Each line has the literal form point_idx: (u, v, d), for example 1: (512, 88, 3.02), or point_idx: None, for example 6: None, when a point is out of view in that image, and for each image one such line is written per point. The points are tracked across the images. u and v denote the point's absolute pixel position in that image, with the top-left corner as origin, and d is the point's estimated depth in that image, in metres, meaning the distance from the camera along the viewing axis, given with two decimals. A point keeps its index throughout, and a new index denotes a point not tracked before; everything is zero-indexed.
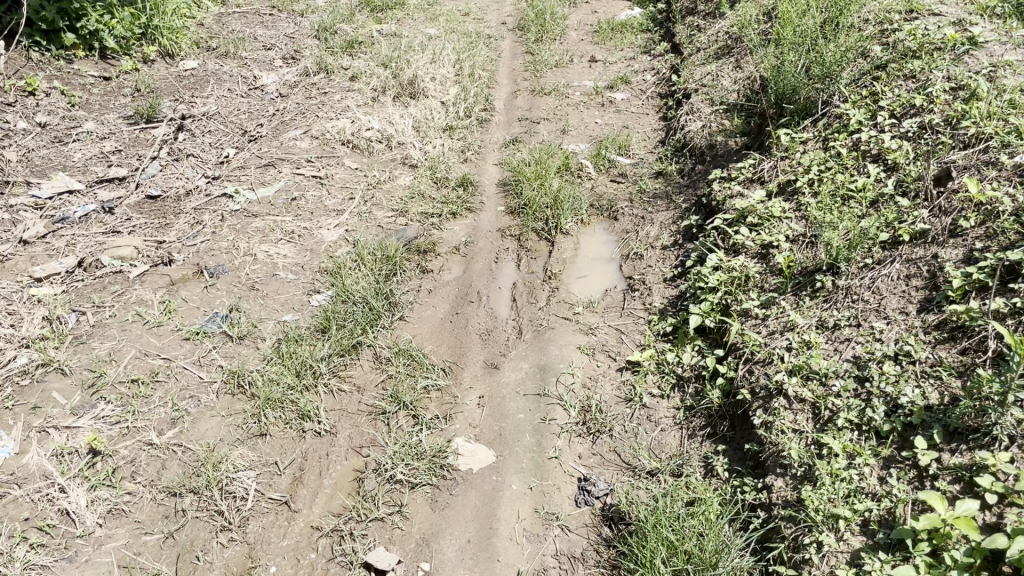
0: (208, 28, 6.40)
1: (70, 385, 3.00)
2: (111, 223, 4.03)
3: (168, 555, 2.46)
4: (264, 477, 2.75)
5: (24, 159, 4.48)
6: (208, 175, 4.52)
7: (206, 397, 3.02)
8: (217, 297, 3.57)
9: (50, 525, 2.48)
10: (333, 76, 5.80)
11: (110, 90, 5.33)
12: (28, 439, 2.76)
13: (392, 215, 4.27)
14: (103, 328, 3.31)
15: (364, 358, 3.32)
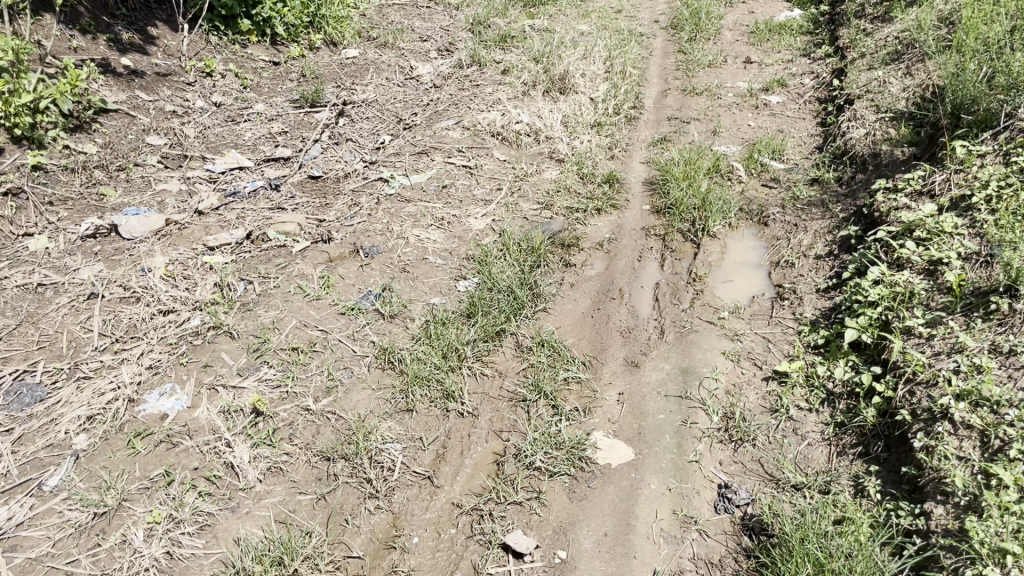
0: (369, 18, 6.66)
1: (237, 348, 3.23)
2: (277, 200, 4.28)
3: (320, 516, 2.60)
4: (409, 451, 2.86)
5: (201, 136, 4.83)
6: (366, 159, 4.72)
7: (358, 369, 3.17)
8: (371, 276, 3.73)
9: (216, 476, 2.67)
10: (485, 69, 5.93)
11: (278, 74, 5.65)
12: (199, 395, 2.99)
13: (537, 208, 4.32)
14: (267, 297, 3.53)
15: (506, 345, 3.39)
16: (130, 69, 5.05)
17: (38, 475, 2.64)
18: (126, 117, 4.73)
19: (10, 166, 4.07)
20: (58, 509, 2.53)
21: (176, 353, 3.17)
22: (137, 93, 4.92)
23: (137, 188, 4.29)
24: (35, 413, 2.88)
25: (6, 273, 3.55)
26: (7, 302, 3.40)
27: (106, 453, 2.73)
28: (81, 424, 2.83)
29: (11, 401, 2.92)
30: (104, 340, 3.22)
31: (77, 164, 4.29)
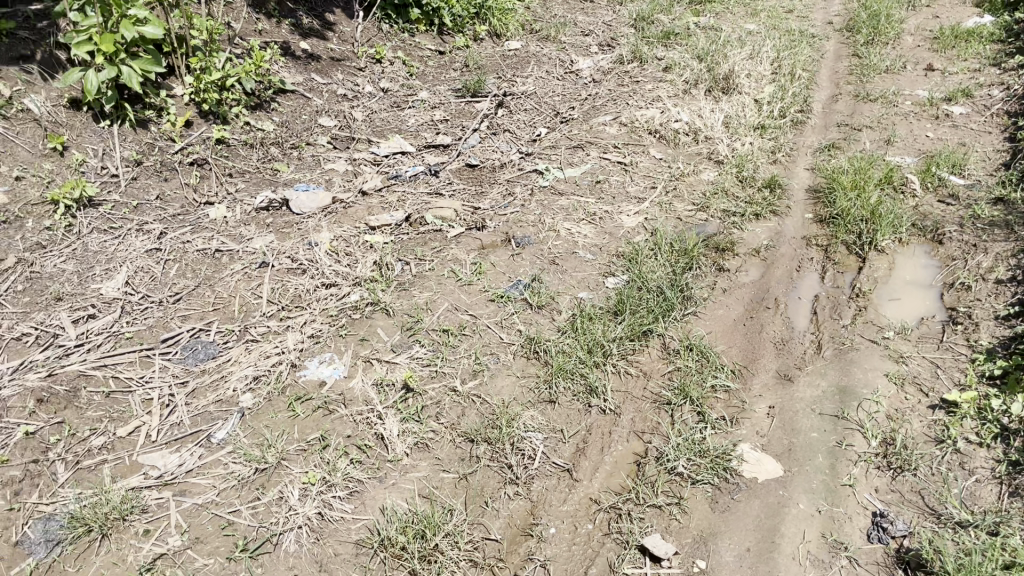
0: (533, 11, 6.72)
1: (392, 325, 3.35)
2: (435, 186, 4.41)
3: (462, 495, 2.66)
4: (550, 442, 2.88)
5: (369, 119, 5.03)
6: (522, 150, 4.78)
7: (505, 356, 3.21)
8: (521, 266, 3.77)
9: (368, 446, 2.78)
10: (646, 66, 5.86)
11: (443, 63, 5.79)
12: (354, 366, 3.13)
13: (692, 209, 4.23)
14: (421, 279, 3.64)
15: (653, 346, 3.33)
16: (308, 53, 5.33)
17: (209, 428, 2.86)
18: (301, 98, 4.99)
19: (197, 139, 4.42)
20: (223, 461, 2.73)
21: (335, 325, 3.34)
22: (312, 75, 5.19)
23: (308, 166, 4.54)
24: (208, 368, 3.12)
25: (188, 238, 3.85)
26: (188, 265, 3.69)
27: (268, 413, 2.91)
28: (248, 384, 3.03)
29: (187, 357, 3.18)
30: (271, 307, 3.43)
31: (256, 140, 4.58)
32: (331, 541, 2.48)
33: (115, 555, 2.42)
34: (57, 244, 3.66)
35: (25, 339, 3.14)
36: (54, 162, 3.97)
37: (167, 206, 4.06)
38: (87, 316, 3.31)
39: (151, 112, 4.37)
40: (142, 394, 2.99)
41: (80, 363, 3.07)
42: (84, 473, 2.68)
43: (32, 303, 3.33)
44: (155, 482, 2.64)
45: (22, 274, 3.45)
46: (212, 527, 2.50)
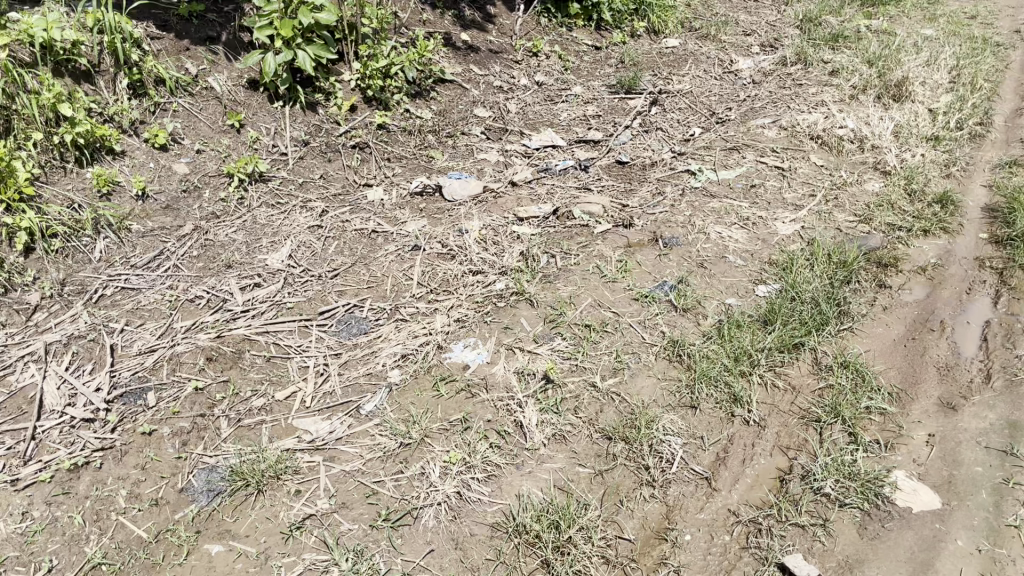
0: (694, 9, 6.59)
1: (535, 316, 3.38)
2: (585, 181, 4.41)
3: (597, 491, 2.66)
4: (690, 448, 2.82)
5: (522, 112, 5.09)
6: (674, 150, 4.70)
7: (647, 356, 3.17)
8: (668, 267, 3.72)
9: (507, 432, 2.82)
10: (810, 69, 5.64)
11: (599, 59, 5.78)
12: (497, 353, 3.18)
13: (853, 220, 4.04)
14: (567, 273, 3.65)
15: (803, 359, 3.21)
16: (468, 44, 5.44)
17: (358, 400, 2.99)
18: (459, 88, 5.11)
19: (360, 123, 4.61)
20: (371, 432, 2.85)
21: (481, 311, 3.40)
22: (471, 66, 5.30)
23: (461, 154, 4.64)
24: (360, 343, 3.26)
25: (347, 217, 4.03)
26: (345, 243, 3.86)
27: (415, 391, 3.01)
28: (396, 360, 3.15)
29: (341, 330, 3.34)
30: (421, 290, 3.54)
31: (414, 127, 4.73)
32: (467, 521, 2.54)
33: (269, 511, 2.58)
34: (230, 215, 3.93)
35: (198, 301, 3.43)
36: (231, 138, 4.27)
37: (329, 186, 4.26)
38: (254, 284, 3.55)
39: (320, 95, 4.61)
40: (299, 361, 3.17)
41: (245, 327, 3.30)
42: (244, 430, 2.87)
43: (205, 268, 3.62)
44: (307, 446, 2.79)
45: (198, 241, 3.76)
46: (358, 495, 2.61)
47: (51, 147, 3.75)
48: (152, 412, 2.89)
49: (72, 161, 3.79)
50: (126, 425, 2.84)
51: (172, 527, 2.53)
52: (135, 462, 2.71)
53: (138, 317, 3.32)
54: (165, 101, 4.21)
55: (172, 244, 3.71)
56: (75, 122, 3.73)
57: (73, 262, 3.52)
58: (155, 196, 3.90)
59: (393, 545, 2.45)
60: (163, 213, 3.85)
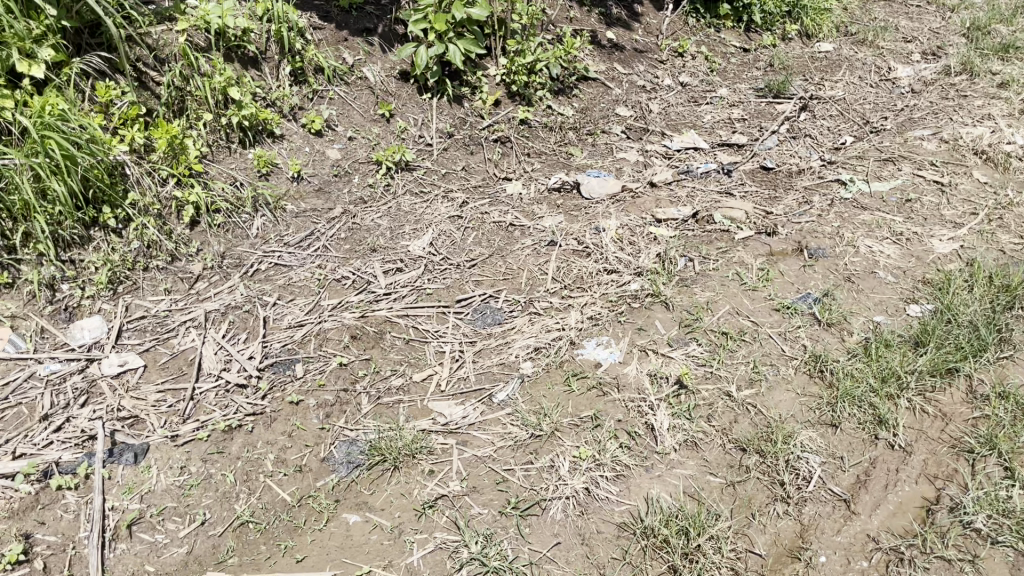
0: (851, 12, 6.33)
1: (671, 319, 3.34)
2: (727, 185, 4.32)
3: (728, 502, 2.62)
4: (829, 467, 2.73)
5: (665, 112, 5.03)
6: (823, 158, 4.53)
7: (785, 369, 3.08)
8: (813, 279, 3.59)
9: (637, 434, 2.81)
10: (977, 80, 5.33)
11: (747, 61, 5.64)
12: (630, 353, 3.17)
13: (1019, 243, 3.80)
14: (705, 277, 3.59)
15: (956, 386, 3.03)
16: (613, 43, 5.43)
17: (491, 388, 3.05)
18: (602, 86, 5.10)
19: (503, 118, 4.69)
20: (502, 421, 2.90)
21: (616, 310, 3.39)
22: (615, 65, 5.28)
23: (601, 153, 4.63)
24: (494, 333, 3.32)
25: (487, 209, 4.11)
26: (484, 235, 3.94)
27: (547, 384, 3.04)
28: (529, 353, 3.19)
29: (477, 319, 3.41)
30: (556, 285, 3.56)
31: (555, 123, 4.75)
32: (595, 518, 2.55)
33: (403, 487, 2.67)
34: (376, 202, 4.08)
35: (344, 281, 3.59)
36: (381, 126, 4.43)
37: (470, 177, 4.35)
38: (396, 269, 3.68)
39: (467, 89, 4.72)
40: (436, 346, 3.27)
41: (387, 309, 3.43)
42: (383, 408, 2.99)
43: (352, 251, 3.77)
44: (441, 429, 2.87)
45: (346, 224, 3.92)
46: (488, 480, 2.67)
47: (219, 128, 4.00)
48: (299, 382, 3.06)
49: (237, 142, 4.04)
50: (275, 393, 3.02)
51: (313, 494, 2.67)
52: (283, 429, 2.87)
53: (289, 292, 3.50)
54: (323, 88, 4.42)
55: (322, 226, 3.89)
56: (242, 105, 3.99)
57: (232, 237, 3.75)
58: (309, 178, 4.09)
59: (521, 534, 2.49)
60: (315, 195, 4.04)
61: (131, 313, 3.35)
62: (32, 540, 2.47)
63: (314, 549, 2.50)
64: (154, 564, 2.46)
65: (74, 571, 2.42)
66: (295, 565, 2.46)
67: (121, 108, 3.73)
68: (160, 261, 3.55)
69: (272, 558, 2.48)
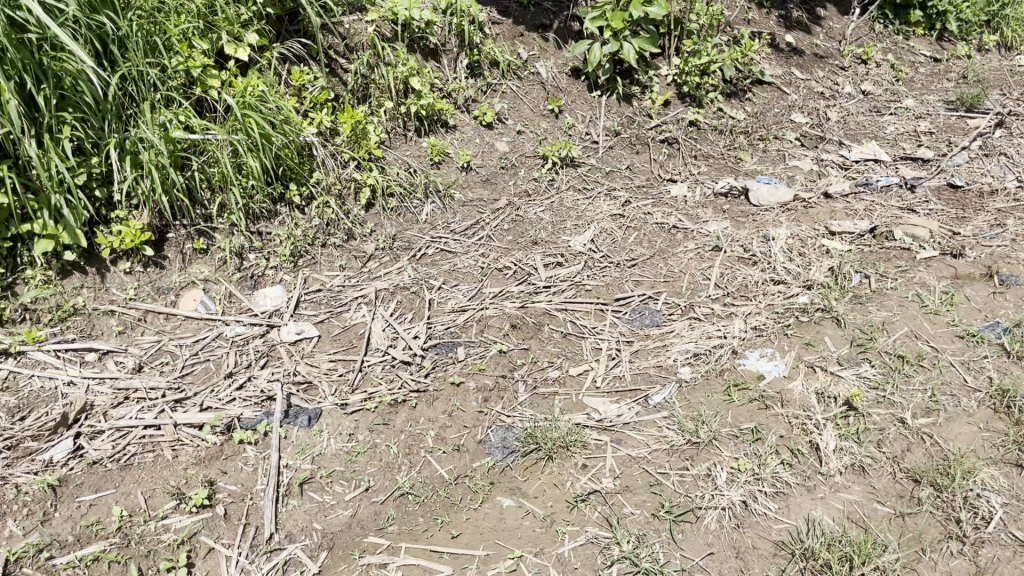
0: None
1: (841, 337, 3.20)
2: (910, 201, 4.09)
3: (896, 533, 2.49)
4: (1011, 510, 2.54)
5: (843, 120, 4.82)
6: (1020, 179, 4.21)
7: (967, 401, 2.90)
8: (1002, 307, 3.35)
9: (801, 452, 2.71)
10: None
11: (937, 71, 5.31)
12: (796, 368, 3.06)
13: None
14: (881, 296, 3.42)
15: None
16: (792, 46, 5.25)
17: (648, 390, 3.03)
18: (778, 91, 4.94)
19: (672, 119, 4.63)
20: (658, 423, 2.87)
21: (782, 322, 3.28)
22: (793, 70, 5.10)
23: (772, 159, 4.49)
24: (652, 334, 3.30)
25: (650, 209, 4.08)
26: (646, 235, 3.91)
27: (705, 391, 2.99)
28: (688, 358, 3.14)
29: (635, 319, 3.39)
30: (718, 291, 3.49)
31: (726, 127, 4.64)
32: (751, 533, 2.49)
33: (556, 478, 2.72)
34: (540, 196, 4.13)
35: (506, 271, 3.66)
36: (550, 121, 4.48)
37: (635, 177, 4.33)
38: (557, 263, 3.71)
39: (637, 88, 4.68)
40: (593, 342, 3.28)
41: (546, 302, 3.47)
42: (539, 399, 3.03)
43: (514, 242, 3.84)
44: (596, 425, 2.89)
45: (511, 215, 3.99)
46: (642, 482, 2.66)
47: (398, 116, 4.18)
48: (460, 365, 3.15)
49: (413, 130, 4.20)
50: (437, 373, 3.12)
51: (469, 474, 2.75)
52: (444, 408, 2.98)
53: (454, 278, 3.61)
54: (497, 82, 4.51)
55: (487, 216, 3.98)
56: (421, 95, 4.15)
57: (403, 221, 3.90)
58: (477, 168, 4.19)
59: (674, 539, 2.46)
60: (482, 185, 4.14)
61: (309, 286, 3.56)
62: (215, 487, 2.68)
63: (468, 527, 2.58)
64: (322, 523, 2.61)
65: (251, 520, 2.61)
66: (450, 540, 2.55)
67: (312, 92, 3.96)
68: (337, 239, 3.74)
69: (430, 531, 2.58)
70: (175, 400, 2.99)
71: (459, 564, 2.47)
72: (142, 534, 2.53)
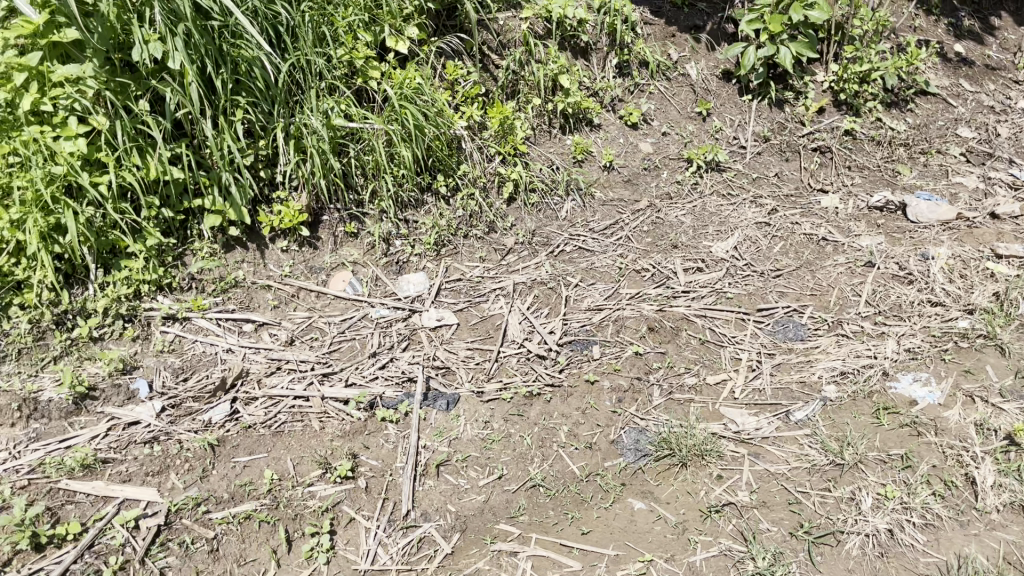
0: None
1: (1005, 367, 3.03)
2: None
3: None
4: None
5: (1014, 137, 4.54)
6: None
7: None
8: None
9: (955, 485, 2.58)
10: None
11: None
12: (952, 396, 2.91)
13: None
14: None
15: None
16: (961, 57, 4.96)
17: (789, 405, 2.95)
18: (943, 103, 4.68)
19: (826, 127, 4.47)
20: (800, 441, 2.79)
21: (939, 347, 3.13)
22: (960, 81, 4.82)
23: (933, 175, 4.30)
24: (796, 348, 3.20)
25: (798, 219, 3.95)
26: (792, 245, 3.79)
27: (851, 412, 2.88)
28: (834, 375, 3.03)
29: (778, 331, 3.31)
30: (869, 309, 3.35)
31: (885, 138, 4.45)
32: (895, 564, 2.38)
33: (690, 486, 2.69)
34: (682, 199, 4.08)
35: (644, 273, 3.64)
36: (697, 124, 4.41)
37: (782, 185, 4.20)
38: (697, 268, 3.65)
39: (790, 93, 4.53)
40: (732, 351, 3.21)
41: (685, 307, 3.42)
42: (675, 404, 3.00)
43: (653, 245, 3.81)
44: (733, 436, 2.83)
45: (651, 217, 3.96)
46: (780, 499, 2.60)
47: (545, 113, 4.21)
48: (595, 363, 3.16)
49: (558, 127, 4.23)
50: (572, 369, 3.14)
51: (601, 473, 2.77)
52: (577, 405, 3.00)
53: (591, 276, 3.62)
54: (645, 82, 4.47)
55: (627, 217, 3.96)
56: (569, 93, 4.17)
57: (543, 217, 3.94)
58: (620, 168, 4.18)
59: (812, 560, 2.39)
60: (624, 186, 4.12)
61: (450, 275, 3.65)
62: (358, 460, 2.81)
63: (599, 526, 2.61)
64: (456, 505, 2.70)
65: (390, 495, 2.72)
66: (580, 536, 2.58)
67: (465, 87, 4.04)
68: (479, 231, 3.82)
69: (560, 525, 2.63)
70: (322, 374, 3.14)
71: (588, 561, 2.49)
72: (290, 499, 2.68)
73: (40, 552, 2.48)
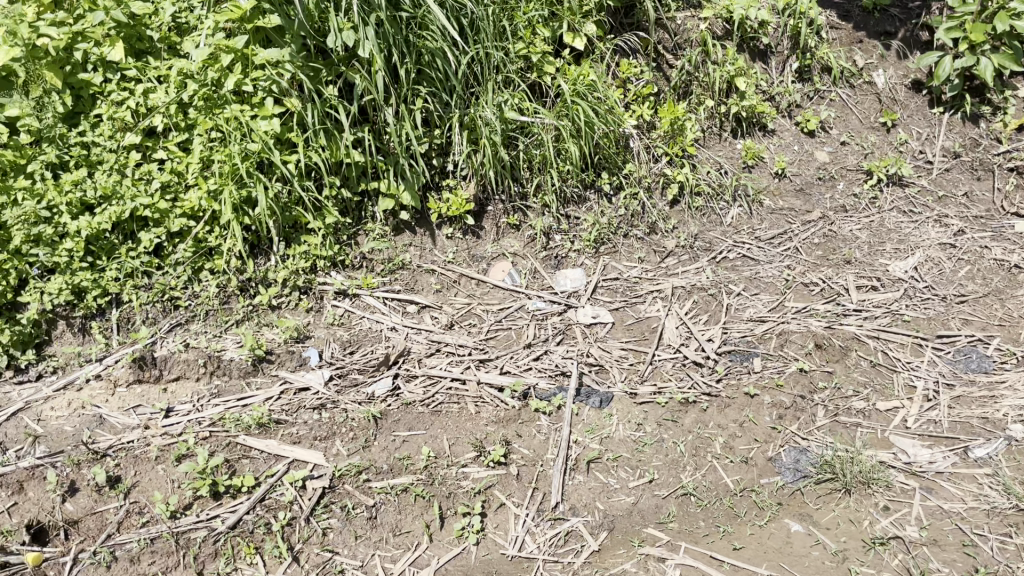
0: None
1: None
2: None
3: None
4: None
5: None
6: None
7: None
8: None
9: None
10: None
11: None
12: None
13: None
14: None
15: None
16: None
17: (968, 440, 2.81)
18: None
19: None
20: (979, 480, 2.68)
21: None
22: None
23: None
24: (979, 380, 3.02)
25: (987, 243, 3.71)
26: (980, 271, 3.58)
27: None
28: (1021, 415, 2.87)
29: (959, 361, 3.12)
30: None
31: None
32: None
33: (853, 514, 2.63)
34: (858, 212, 3.89)
35: (812, 287, 3.49)
36: (880, 135, 4.17)
37: (972, 207, 3.94)
38: (871, 286, 3.48)
39: (987, 108, 4.21)
40: (906, 377, 3.05)
41: (856, 326, 3.26)
42: (839, 426, 2.89)
43: (824, 258, 3.66)
44: (904, 468, 2.73)
45: (823, 229, 3.80)
46: (954, 539, 2.51)
47: (716, 115, 4.11)
48: (755, 376, 3.06)
49: (729, 131, 4.12)
50: (729, 379, 3.06)
51: (756, 488, 2.73)
52: (735, 417, 2.92)
53: (755, 286, 3.52)
54: (826, 88, 4.28)
55: (797, 227, 3.81)
56: (744, 96, 4.06)
57: (707, 221, 3.84)
58: (792, 177, 4.02)
59: None
60: (795, 195, 3.96)
61: (607, 273, 3.65)
62: (510, 448, 2.87)
63: (752, 542, 2.59)
64: (604, 503, 2.72)
65: (540, 486, 2.77)
66: (732, 551, 2.56)
67: (638, 86, 4.01)
68: (640, 231, 3.78)
69: (710, 537, 2.61)
70: (480, 360, 3.21)
71: None
72: (445, 476, 2.78)
73: (217, 500, 2.70)
